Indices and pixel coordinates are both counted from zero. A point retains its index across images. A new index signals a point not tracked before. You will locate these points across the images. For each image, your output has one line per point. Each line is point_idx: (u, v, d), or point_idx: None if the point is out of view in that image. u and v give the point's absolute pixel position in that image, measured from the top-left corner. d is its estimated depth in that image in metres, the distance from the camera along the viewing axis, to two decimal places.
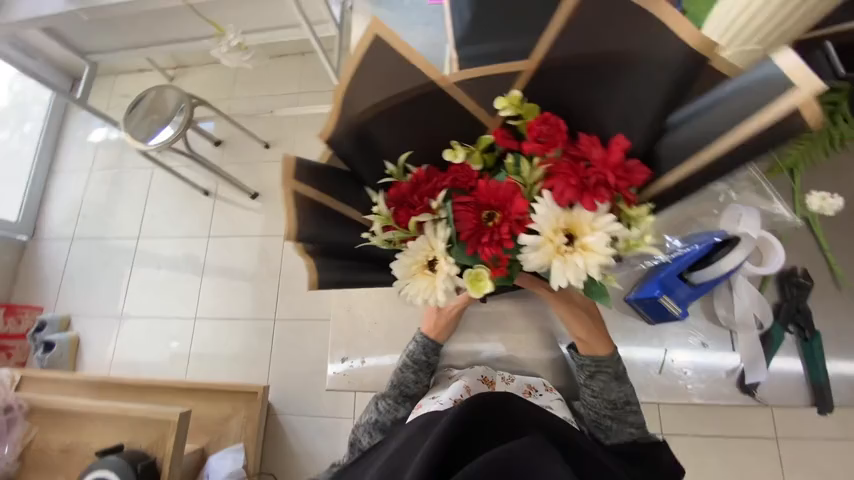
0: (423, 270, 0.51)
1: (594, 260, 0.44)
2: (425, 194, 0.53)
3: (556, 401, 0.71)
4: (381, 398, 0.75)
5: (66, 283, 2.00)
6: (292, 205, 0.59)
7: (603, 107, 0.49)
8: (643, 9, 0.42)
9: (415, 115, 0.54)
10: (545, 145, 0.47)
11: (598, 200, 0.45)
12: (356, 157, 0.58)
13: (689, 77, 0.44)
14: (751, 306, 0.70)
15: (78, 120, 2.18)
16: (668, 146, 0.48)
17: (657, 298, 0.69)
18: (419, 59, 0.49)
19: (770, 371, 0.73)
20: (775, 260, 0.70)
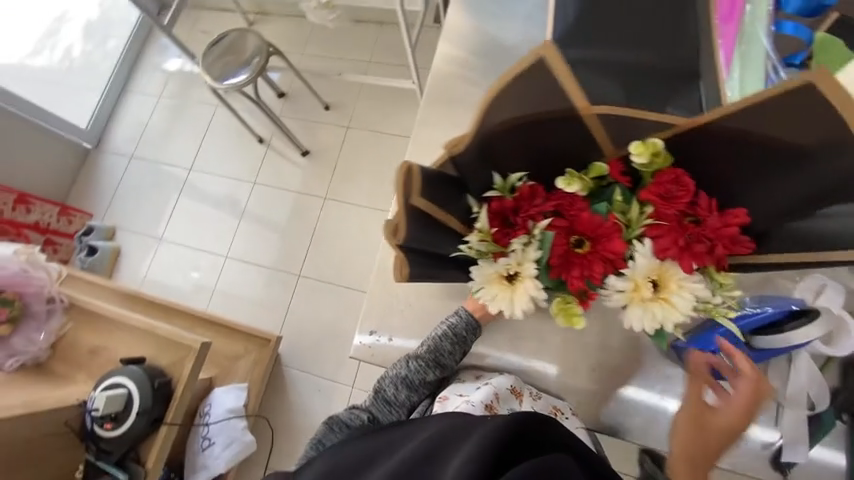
0: (502, 281, 0.65)
1: (676, 314, 0.59)
2: (528, 217, 0.63)
3: (578, 428, 0.71)
4: (413, 358, 0.75)
5: (116, 197, 2.11)
6: (403, 208, 0.63)
7: (743, 183, 0.59)
8: (839, 122, 0.47)
9: (548, 132, 0.61)
10: (668, 202, 0.59)
11: (696, 261, 0.59)
12: (471, 168, 0.66)
13: (841, 189, 0.52)
14: (808, 384, 0.68)
15: (157, 45, 2.26)
16: (787, 231, 0.59)
17: (712, 353, 0.66)
18: (574, 90, 0.55)
19: (812, 456, 0.69)
20: (848, 345, 0.65)
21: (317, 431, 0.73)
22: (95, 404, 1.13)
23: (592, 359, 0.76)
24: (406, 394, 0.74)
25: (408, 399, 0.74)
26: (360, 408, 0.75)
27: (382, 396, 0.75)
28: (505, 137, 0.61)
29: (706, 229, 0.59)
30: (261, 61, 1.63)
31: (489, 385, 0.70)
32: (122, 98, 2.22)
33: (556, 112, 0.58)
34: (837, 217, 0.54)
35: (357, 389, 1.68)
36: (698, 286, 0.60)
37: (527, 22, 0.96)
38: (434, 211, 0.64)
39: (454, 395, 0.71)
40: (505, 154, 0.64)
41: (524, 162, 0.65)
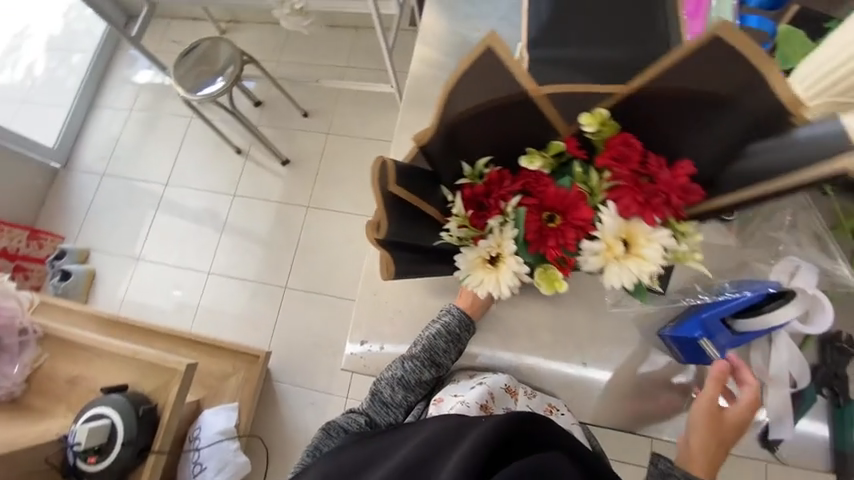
0: (485, 265, 0.64)
1: (646, 266, 0.58)
2: (498, 198, 0.62)
3: (574, 425, 0.70)
4: (408, 358, 0.73)
5: (89, 217, 2.03)
6: (382, 204, 0.61)
7: (684, 137, 0.58)
8: (751, 66, 0.49)
9: (505, 118, 0.60)
10: (621, 164, 0.58)
11: (657, 215, 0.58)
12: (441, 158, 0.64)
13: (765, 126, 0.51)
14: (789, 363, 0.66)
15: (125, 58, 2.19)
16: (731, 173, 0.56)
17: (696, 340, 0.66)
18: (520, 70, 0.55)
19: (795, 432, 0.68)
20: (823, 320, 0.65)
21: (313, 439, 0.70)
22: (77, 438, 1.08)
23: (582, 353, 0.75)
24: (402, 395, 0.72)
25: (405, 400, 0.72)
26: (356, 412, 0.72)
27: (378, 399, 0.73)
28: (467, 125, 0.60)
29: (661, 184, 0.57)
30: (236, 71, 1.59)
31: (484, 385, 0.69)
32: (90, 114, 2.14)
33: (510, 98, 0.57)
34: (767, 152, 0.52)
35: (351, 399, 1.66)
36: (665, 236, 0.58)
37: (502, 21, 0.97)
38: (412, 202, 0.64)
39: (448, 396, 0.70)
40: (468, 144, 0.63)
41: (489, 152, 0.64)
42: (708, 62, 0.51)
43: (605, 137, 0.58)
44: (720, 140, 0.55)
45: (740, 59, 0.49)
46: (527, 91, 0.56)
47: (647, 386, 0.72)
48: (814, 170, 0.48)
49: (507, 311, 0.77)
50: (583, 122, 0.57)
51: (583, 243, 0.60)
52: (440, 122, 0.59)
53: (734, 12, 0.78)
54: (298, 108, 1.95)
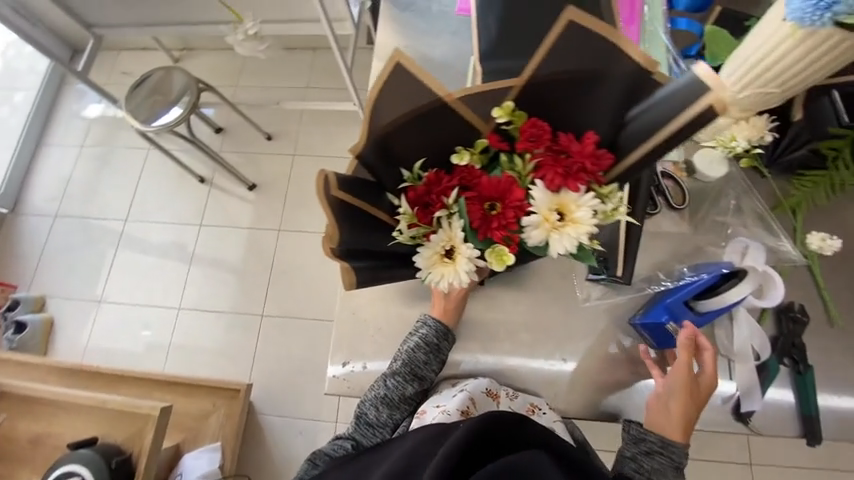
0: (442, 260, 0.62)
1: (582, 230, 0.57)
2: (440, 193, 0.61)
3: (558, 422, 0.70)
4: (389, 375, 0.72)
5: (43, 262, 1.91)
6: (331, 216, 0.61)
7: (578, 114, 0.57)
8: (606, 40, 0.52)
9: (427, 126, 0.58)
10: (534, 144, 0.57)
11: (580, 183, 0.57)
12: (379, 166, 0.63)
13: (637, 86, 0.54)
14: (750, 337, 0.70)
15: (73, 92, 2.10)
16: (626, 137, 0.56)
17: (663, 324, 0.69)
18: (428, 78, 0.55)
19: (764, 402, 0.72)
20: (775, 294, 0.70)
21: (300, 470, 0.69)
22: None
23: (561, 349, 0.76)
24: (388, 413, 0.71)
25: (391, 419, 0.71)
26: (343, 437, 0.71)
27: (364, 420, 0.71)
28: (394, 134, 0.59)
29: (575, 155, 0.56)
30: (192, 99, 1.56)
31: (465, 392, 0.69)
32: (38, 154, 2.03)
33: (427, 103, 0.56)
34: (646, 111, 0.53)
35: (340, 423, 1.62)
36: (592, 199, 0.58)
37: (454, 36, 1.00)
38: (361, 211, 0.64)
39: (432, 407, 0.69)
40: (399, 151, 0.61)
41: (421, 158, 0.62)
42: (571, 43, 0.53)
43: (517, 121, 0.57)
44: (605, 111, 0.56)
45: (591, 35, 0.52)
46: (440, 98, 0.55)
47: (623, 374, 0.74)
48: (688, 116, 0.51)
49: (484, 316, 0.78)
50: (494, 115, 0.56)
51: (523, 221, 0.58)
52: (367, 134, 0.58)
53: (664, 18, 0.87)
54: (261, 131, 1.93)
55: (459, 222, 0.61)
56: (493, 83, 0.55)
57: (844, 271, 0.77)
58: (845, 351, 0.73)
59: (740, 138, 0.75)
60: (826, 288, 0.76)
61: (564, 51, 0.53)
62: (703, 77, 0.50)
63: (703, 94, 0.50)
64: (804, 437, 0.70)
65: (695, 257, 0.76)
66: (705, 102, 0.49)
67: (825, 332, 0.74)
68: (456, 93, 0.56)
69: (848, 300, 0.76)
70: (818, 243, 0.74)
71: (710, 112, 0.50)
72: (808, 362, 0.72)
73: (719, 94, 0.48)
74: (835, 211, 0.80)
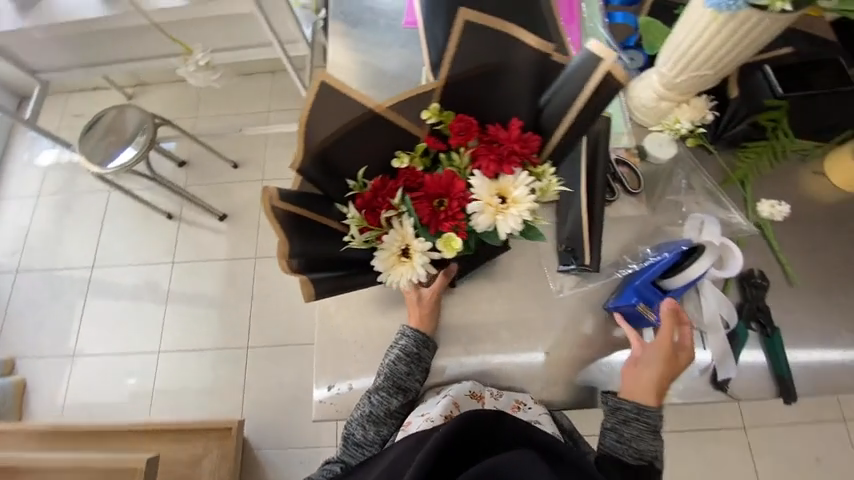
0: (400, 259, 0.61)
1: (524, 207, 0.58)
2: (385, 196, 0.62)
3: (543, 415, 0.70)
4: (373, 392, 0.71)
5: (8, 322, 1.82)
6: (278, 229, 0.60)
7: (499, 105, 0.62)
8: (503, 33, 0.56)
9: (363, 137, 0.60)
10: (465, 137, 0.60)
11: (513, 165, 0.59)
12: (324, 181, 0.63)
13: (541, 70, 0.59)
14: (717, 307, 0.73)
15: (22, 142, 2.02)
16: (547, 118, 0.61)
17: (634, 305, 0.72)
18: (355, 92, 0.56)
19: (741, 369, 0.74)
20: (734, 262, 0.73)
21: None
22: None
23: (541, 341, 0.77)
24: (375, 431, 0.70)
25: (380, 435, 0.71)
26: (332, 461, 0.70)
27: (352, 441, 0.71)
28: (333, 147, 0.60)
29: (505, 141, 0.60)
30: (148, 136, 1.53)
31: (448, 396, 0.69)
32: None
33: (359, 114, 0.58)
34: (559, 91, 0.58)
35: None
36: (527, 177, 0.60)
37: (404, 48, 1.02)
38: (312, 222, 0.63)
39: (417, 416, 0.69)
40: (341, 161, 0.62)
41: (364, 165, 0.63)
42: (476, 44, 0.58)
43: (446, 119, 0.60)
44: (519, 100, 0.61)
45: (489, 32, 0.57)
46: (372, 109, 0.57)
47: (604, 358, 0.76)
48: (589, 89, 0.55)
49: (462, 319, 0.79)
50: (423, 117, 0.59)
51: (467, 209, 0.59)
52: (306, 148, 0.59)
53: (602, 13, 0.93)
54: (226, 159, 1.90)
55: (409, 219, 0.60)
56: (416, 89, 0.58)
57: (795, 230, 0.81)
58: (806, 306, 0.77)
59: (683, 120, 0.79)
60: (781, 251, 0.79)
61: (471, 50, 0.58)
62: (593, 51, 0.55)
63: (596, 66, 0.54)
64: (781, 397, 0.73)
65: (655, 236, 0.79)
66: (601, 73, 0.54)
67: (786, 290, 0.78)
68: (386, 103, 0.58)
69: (802, 258, 0.79)
70: (768, 210, 0.78)
71: (610, 80, 0.54)
72: (775, 325, 0.75)
73: (610, 63, 0.53)
74: (780, 175, 0.84)
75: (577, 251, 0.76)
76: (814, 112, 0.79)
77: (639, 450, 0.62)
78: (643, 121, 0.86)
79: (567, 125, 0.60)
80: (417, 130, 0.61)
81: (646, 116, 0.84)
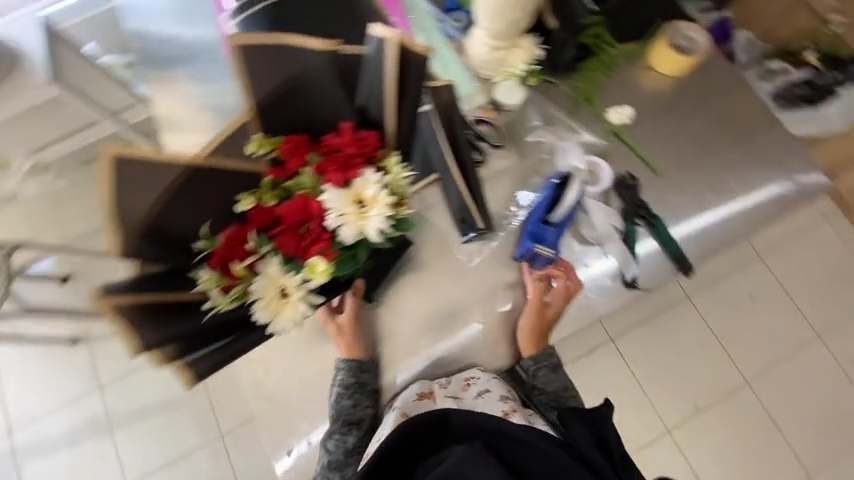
0: (280, 302, 0.58)
1: (381, 205, 0.58)
2: (242, 244, 0.59)
3: (492, 379, 0.74)
4: (328, 438, 0.70)
5: None
6: (123, 325, 0.52)
7: (322, 113, 0.61)
8: (285, 47, 0.54)
9: (195, 195, 0.55)
10: (300, 157, 0.59)
11: (357, 169, 0.59)
12: (170, 256, 0.57)
13: (341, 67, 0.57)
14: (606, 217, 0.80)
15: None
16: (372, 108, 0.60)
17: (532, 248, 0.78)
18: (162, 154, 0.51)
19: (643, 262, 0.82)
20: (606, 175, 0.82)
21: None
22: None
23: (472, 317, 0.79)
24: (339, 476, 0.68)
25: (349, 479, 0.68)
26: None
27: None
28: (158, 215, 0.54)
29: (343, 146, 0.59)
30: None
31: (397, 409, 0.69)
32: None
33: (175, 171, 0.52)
34: (369, 80, 0.57)
35: None
36: (375, 174, 0.59)
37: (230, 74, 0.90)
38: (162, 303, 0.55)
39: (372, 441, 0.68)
40: (173, 226, 0.56)
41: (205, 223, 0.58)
42: (264, 63, 0.55)
43: (277, 144, 0.58)
44: (338, 102, 0.60)
45: (271, 49, 0.54)
46: (186, 164, 0.52)
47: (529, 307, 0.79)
48: (392, 74, 0.55)
49: (392, 327, 0.78)
50: (251, 151, 0.57)
51: (328, 226, 0.58)
52: (125, 228, 0.52)
53: None
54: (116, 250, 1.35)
55: (275, 259, 0.58)
56: (228, 128, 0.56)
57: (646, 124, 0.88)
58: (675, 188, 0.85)
59: (518, 62, 0.84)
60: (640, 147, 0.87)
61: (262, 72, 0.55)
62: (381, 34, 0.54)
63: (387, 50, 0.53)
64: (680, 271, 0.83)
65: (531, 179, 0.83)
66: (393, 50, 0.53)
67: (655, 181, 0.85)
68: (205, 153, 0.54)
69: (659, 146, 0.87)
70: (617, 116, 0.87)
71: (409, 53, 0.54)
72: (655, 214, 0.84)
73: (395, 38, 0.53)
74: (619, 79, 0.90)
75: (469, 220, 0.78)
76: (619, 20, 0.89)
77: (552, 391, 0.75)
78: (485, 73, 0.86)
79: (393, 112, 0.60)
80: (248, 168, 0.57)
81: (486, 68, 0.85)
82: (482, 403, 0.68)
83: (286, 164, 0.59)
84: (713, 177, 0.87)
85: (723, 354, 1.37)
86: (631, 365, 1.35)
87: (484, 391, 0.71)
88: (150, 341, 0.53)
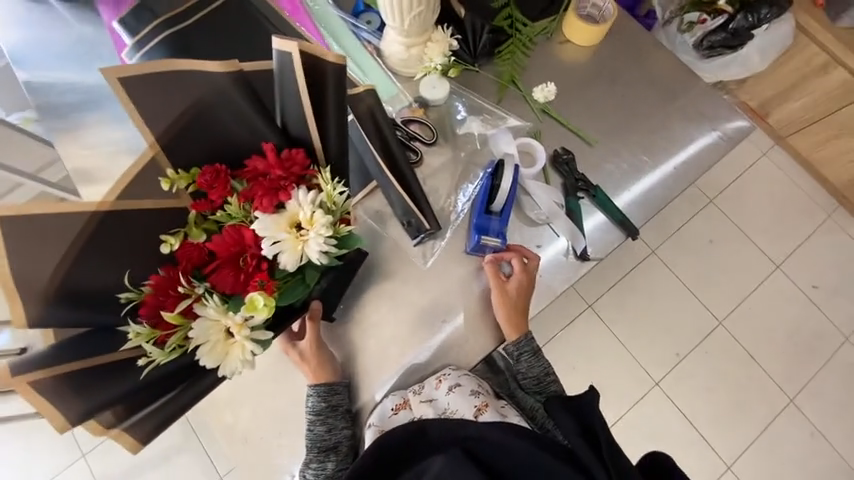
0: (224, 343, 0.54)
1: (320, 225, 0.55)
2: (173, 289, 0.54)
3: (464, 375, 0.74)
4: (307, 467, 0.71)
5: None
6: (43, 399, 0.49)
7: (240, 137, 0.57)
8: (178, 71, 0.50)
9: (108, 244, 0.51)
10: (223, 186, 0.55)
11: (289, 191, 0.56)
12: (88, 317, 0.51)
13: (250, 85, 0.53)
14: (547, 196, 0.80)
15: None
16: (293, 125, 0.57)
17: (480, 240, 0.77)
18: (59, 206, 0.47)
19: (590, 233, 0.83)
20: (540, 152, 0.83)
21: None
22: None
23: (436, 317, 0.77)
24: None
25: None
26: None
27: None
28: (67, 274, 0.49)
29: (269, 168, 0.55)
30: None
31: (374, 426, 0.71)
32: None
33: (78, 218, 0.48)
34: (283, 95, 0.54)
35: None
36: (308, 193, 0.56)
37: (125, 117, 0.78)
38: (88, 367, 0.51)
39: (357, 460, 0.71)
40: (88, 284, 0.51)
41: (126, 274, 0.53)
42: (161, 92, 0.51)
43: (192, 177, 0.55)
44: (255, 124, 0.55)
45: (164, 77, 0.50)
46: (93, 210, 0.49)
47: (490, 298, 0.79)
48: (303, 85, 0.53)
49: (357, 344, 0.77)
50: (167, 189, 0.53)
51: (267, 255, 0.54)
52: (24, 295, 0.47)
53: None
54: None
55: (212, 299, 0.54)
56: (134, 165, 0.51)
57: (572, 97, 0.89)
58: (609, 154, 0.87)
59: (435, 57, 0.81)
60: (570, 121, 0.88)
61: (160, 103, 0.51)
62: (283, 46, 0.51)
63: (293, 61, 0.51)
64: (627, 235, 0.84)
65: (469, 171, 0.83)
66: (301, 60, 0.51)
67: (590, 151, 0.87)
68: (109, 197, 0.50)
69: (588, 116, 0.88)
70: (542, 94, 0.86)
71: (327, 62, 0.53)
72: (594, 183, 0.84)
73: (298, 49, 0.51)
74: (539, 57, 0.91)
75: (415, 223, 0.77)
76: None
77: (535, 375, 0.79)
78: (406, 72, 0.85)
79: (315, 126, 0.57)
80: (164, 203, 0.54)
81: (404, 67, 0.84)
82: (455, 399, 0.71)
83: (209, 196, 0.55)
84: (644, 138, 0.89)
85: (694, 299, 1.42)
86: (611, 328, 1.38)
87: (455, 385, 0.72)
88: (79, 412, 0.50)
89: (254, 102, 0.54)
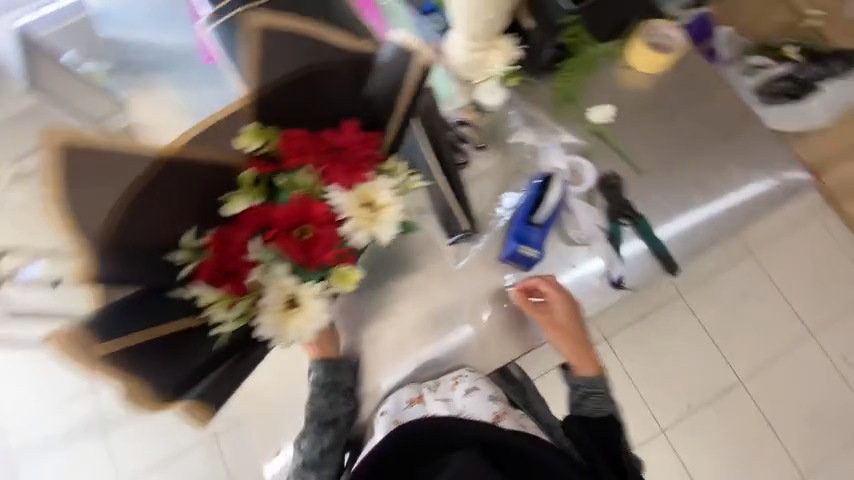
0: (287, 313, 0.56)
1: (394, 211, 0.58)
2: (239, 255, 0.54)
3: (480, 379, 0.75)
4: (303, 437, 0.73)
5: None
6: (116, 375, 0.49)
7: (320, 105, 0.55)
8: (295, 35, 0.51)
9: (173, 192, 0.50)
10: (299, 154, 0.54)
11: (366, 172, 0.57)
12: (153, 276, 0.51)
13: (356, 64, 0.54)
14: (590, 218, 0.80)
15: None
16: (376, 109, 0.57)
17: (517, 250, 0.77)
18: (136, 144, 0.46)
19: (629, 261, 0.83)
20: (589, 175, 0.82)
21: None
22: None
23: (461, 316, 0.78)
24: (316, 474, 0.72)
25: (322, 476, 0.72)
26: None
27: None
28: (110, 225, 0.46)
29: (347, 146, 0.56)
30: None
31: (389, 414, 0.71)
32: None
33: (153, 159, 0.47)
34: (384, 81, 0.54)
35: None
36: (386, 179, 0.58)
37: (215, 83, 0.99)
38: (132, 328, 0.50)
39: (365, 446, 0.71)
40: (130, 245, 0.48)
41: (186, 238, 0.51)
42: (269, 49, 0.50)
43: (269, 137, 0.52)
44: (334, 98, 0.55)
45: (281, 39, 0.51)
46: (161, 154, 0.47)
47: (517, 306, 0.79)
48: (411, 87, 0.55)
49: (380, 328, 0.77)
50: (243, 146, 0.51)
51: (341, 232, 0.56)
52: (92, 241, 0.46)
53: None
54: None
55: (282, 269, 0.55)
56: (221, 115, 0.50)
57: (629, 124, 0.89)
58: (659, 186, 0.86)
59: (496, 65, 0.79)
60: (624, 147, 0.87)
61: (268, 58, 0.51)
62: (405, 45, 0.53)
63: (412, 61, 0.53)
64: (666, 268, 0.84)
65: (516, 179, 0.83)
66: (424, 67, 0.54)
67: (640, 179, 0.86)
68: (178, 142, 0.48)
69: (643, 144, 0.88)
70: (602, 115, 0.86)
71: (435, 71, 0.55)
72: (640, 212, 0.84)
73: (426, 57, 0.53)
74: (602, 79, 0.91)
75: (452, 223, 0.78)
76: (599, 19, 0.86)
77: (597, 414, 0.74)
78: None
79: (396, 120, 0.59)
80: (227, 159, 0.52)
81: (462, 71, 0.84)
82: (471, 403, 0.71)
83: (280, 161, 0.55)
84: (697, 175, 0.87)
85: (717, 351, 1.37)
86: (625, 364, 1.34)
87: (474, 388, 0.73)
88: (154, 384, 0.52)
89: (354, 82, 0.55)
